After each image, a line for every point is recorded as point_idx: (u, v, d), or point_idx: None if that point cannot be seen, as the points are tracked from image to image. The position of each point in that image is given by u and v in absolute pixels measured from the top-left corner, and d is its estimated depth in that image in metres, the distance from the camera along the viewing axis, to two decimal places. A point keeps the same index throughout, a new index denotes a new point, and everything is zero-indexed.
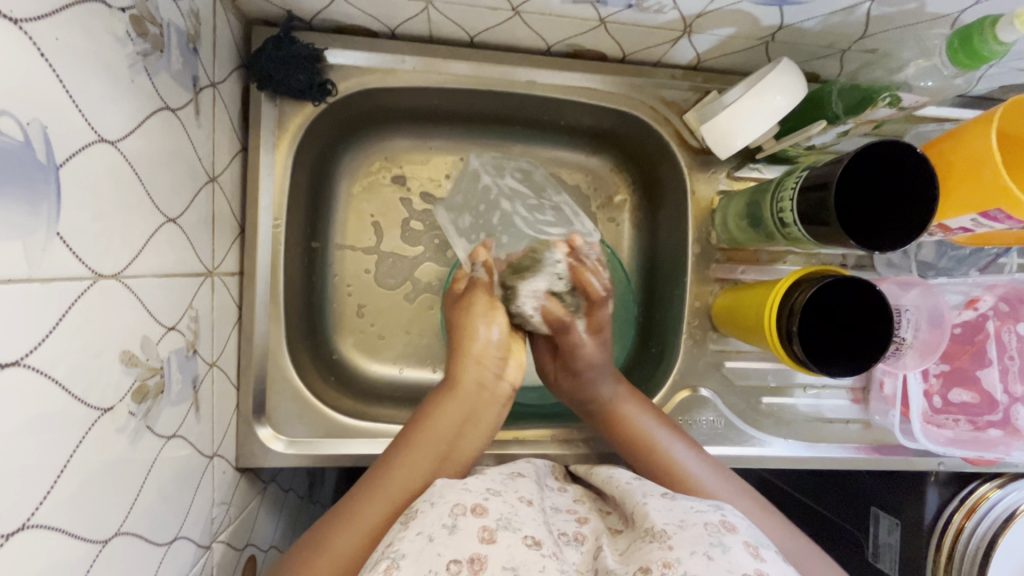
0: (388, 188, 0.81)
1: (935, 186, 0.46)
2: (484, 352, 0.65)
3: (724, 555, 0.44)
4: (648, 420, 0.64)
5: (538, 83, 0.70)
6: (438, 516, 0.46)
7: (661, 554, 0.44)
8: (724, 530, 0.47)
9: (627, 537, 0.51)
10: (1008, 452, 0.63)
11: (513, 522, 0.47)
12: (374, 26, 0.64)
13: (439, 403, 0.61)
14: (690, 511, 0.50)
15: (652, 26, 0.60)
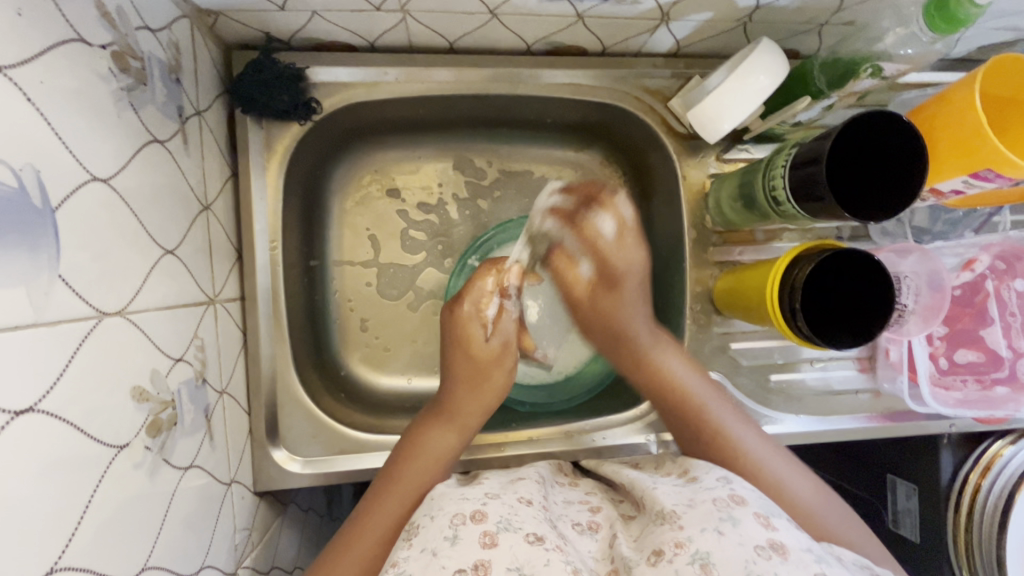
0: (381, 200, 0.82)
1: (918, 141, 0.46)
2: (487, 377, 0.65)
3: (735, 528, 0.44)
4: (686, 372, 0.64)
5: (521, 83, 0.70)
6: (439, 529, 0.47)
7: (673, 535, 0.45)
8: (735, 504, 0.47)
9: (643, 522, 0.52)
10: (1017, 410, 0.64)
11: (513, 523, 0.48)
12: (353, 41, 0.64)
13: (432, 425, 0.61)
14: (700, 489, 0.51)
15: (630, 17, 0.60)
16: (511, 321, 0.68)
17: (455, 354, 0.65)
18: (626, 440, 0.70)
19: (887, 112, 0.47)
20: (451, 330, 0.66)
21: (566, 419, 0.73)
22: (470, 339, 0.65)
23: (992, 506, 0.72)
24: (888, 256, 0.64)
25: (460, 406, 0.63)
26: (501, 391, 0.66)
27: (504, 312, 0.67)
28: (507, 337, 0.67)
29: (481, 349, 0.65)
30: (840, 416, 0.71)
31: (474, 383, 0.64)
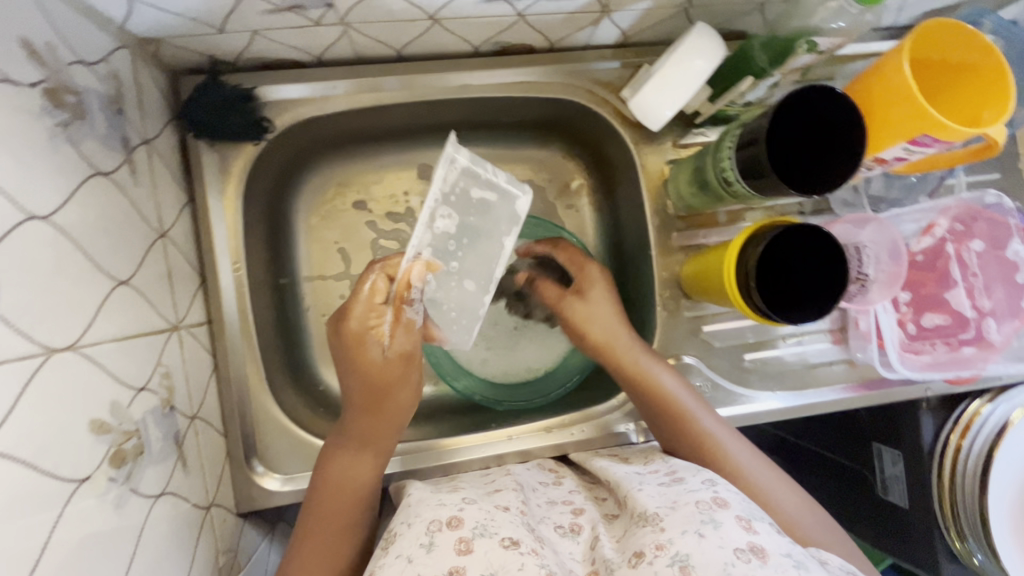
0: (348, 213, 0.82)
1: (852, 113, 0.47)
2: (386, 394, 0.60)
3: (716, 530, 0.45)
4: (672, 384, 0.64)
5: (472, 85, 0.70)
6: (416, 536, 0.48)
7: (655, 537, 0.46)
8: (718, 506, 0.48)
9: (623, 522, 0.52)
10: (984, 367, 0.65)
11: (489, 527, 0.48)
12: (300, 57, 0.64)
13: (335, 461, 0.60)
14: (683, 491, 0.51)
15: (570, 12, 0.60)
16: (406, 328, 0.58)
17: (353, 374, 0.59)
18: (605, 431, 0.71)
19: (819, 88, 0.48)
20: (343, 344, 0.59)
21: (546, 415, 0.74)
22: (362, 360, 0.58)
23: (973, 467, 0.73)
24: (845, 228, 0.65)
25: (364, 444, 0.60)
26: (405, 401, 0.61)
27: (396, 316, 0.58)
28: (405, 347, 0.58)
29: (377, 368, 0.58)
30: (816, 389, 0.72)
31: (376, 405, 0.60)
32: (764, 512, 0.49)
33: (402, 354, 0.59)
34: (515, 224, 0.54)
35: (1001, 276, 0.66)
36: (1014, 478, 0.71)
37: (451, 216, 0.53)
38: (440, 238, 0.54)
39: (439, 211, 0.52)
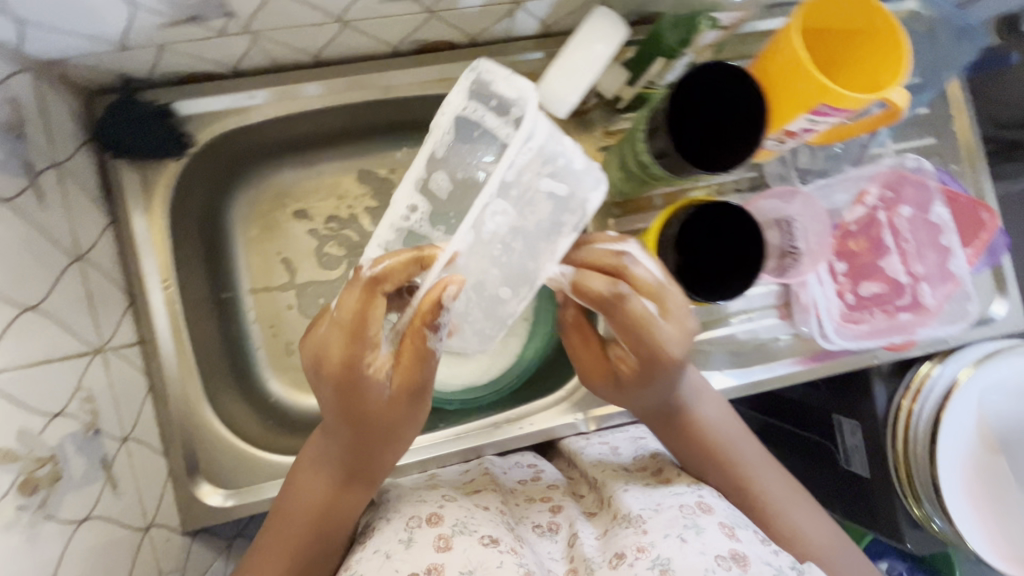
0: (288, 222, 0.81)
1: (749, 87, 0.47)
2: (380, 427, 0.52)
3: (698, 535, 0.49)
4: (718, 425, 0.61)
5: (395, 86, 0.69)
6: (394, 533, 0.53)
7: (637, 539, 0.50)
8: (700, 512, 0.53)
9: (605, 521, 0.57)
10: (916, 333, 0.66)
11: (469, 526, 0.52)
12: (215, 68, 0.64)
13: (312, 478, 0.55)
14: (668, 495, 0.56)
15: (479, 5, 0.60)
16: (414, 350, 0.48)
17: (343, 394, 0.49)
18: (555, 422, 0.71)
19: (717, 65, 0.48)
20: (337, 365, 0.48)
21: (498, 410, 0.73)
22: (360, 382, 0.49)
23: (923, 429, 0.73)
24: (774, 203, 0.65)
25: (354, 469, 0.55)
26: (403, 433, 0.54)
27: (409, 337, 0.48)
28: (417, 368, 0.49)
29: (374, 394, 0.50)
30: (765, 365, 0.70)
31: (365, 436, 0.52)
32: (747, 520, 0.53)
33: (414, 386, 0.50)
34: (578, 223, 0.47)
35: (933, 240, 0.66)
36: (963, 437, 0.72)
37: (511, 207, 0.44)
38: (484, 243, 0.45)
39: (489, 211, 0.43)
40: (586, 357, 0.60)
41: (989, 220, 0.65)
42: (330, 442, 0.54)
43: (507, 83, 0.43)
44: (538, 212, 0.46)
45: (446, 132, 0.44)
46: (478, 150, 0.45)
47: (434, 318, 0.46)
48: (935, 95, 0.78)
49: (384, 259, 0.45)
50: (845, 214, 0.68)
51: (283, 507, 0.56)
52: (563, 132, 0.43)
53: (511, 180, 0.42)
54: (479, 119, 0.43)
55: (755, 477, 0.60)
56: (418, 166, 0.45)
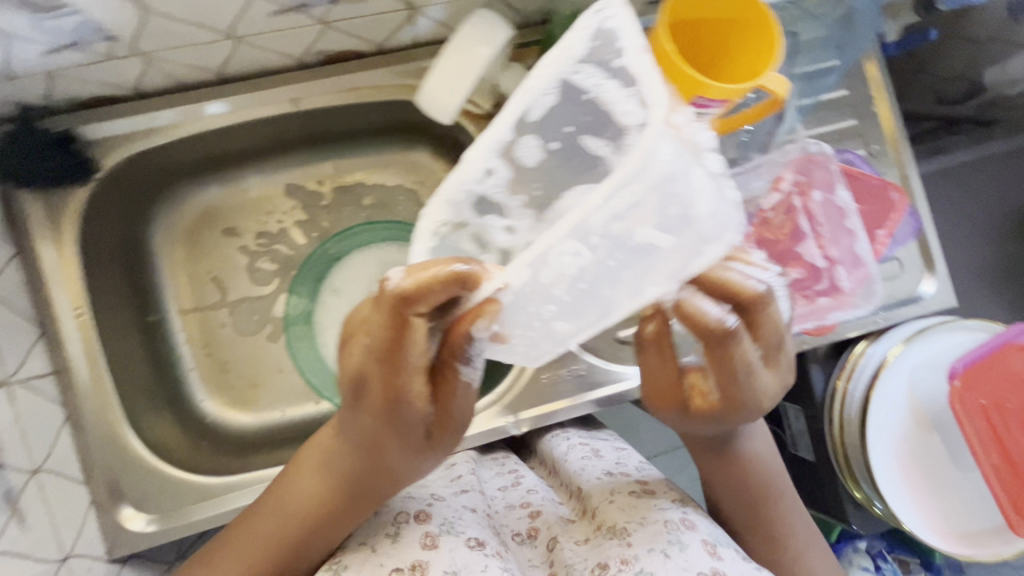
0: (217, 240, 0.81)
1: None
2: (394, 443, 0.49)
3: (681, 552, 0.52)
4: (765, 469, 0.61)
5: (304, 99, 0.69)
6: (383, 525, 0.54)
7: (622, 551, 0.53)
8: (685, 527, 0.55)
9: (586, 529, 0.60)
10: (830, 317, 0.68)
11: (455, 527, 0.54)
12: (115, 91, 0.63)
13: (314, 484, 0.53)
14: (654, 508, 0.57)
15: (374, 13, 0.60)
16: (447, 382, 0.46)
17: (368, 407, 0.47)
18: (486, 429, 0.70)
19: None
20: (370, 376, 0.45)
21: None
22: (386, 404, 0.46)
23: (855, 411, 0.73)
24: None
25: (364, 492, 0.52)
26: (418, 459, 0.51)
27: (443, 364, 0.45)
28: (444, 400, 0.47)
29: (401, 419, 0.47)
30: None
31: (376, 447, 0.50)
32: (730, 538, 0.56)
33: (445, 414, 0.48)
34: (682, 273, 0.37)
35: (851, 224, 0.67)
36: (893, 416, 0.72)
37: (608, 243, 0.34)
38: (540, 287, 0.37)
39: (558, 253, 0.34)
40: (660, 382, 0.53)
41: (898, 199, 0.69)
42: (342, 443, 0.52)
43: (635, 55, 0.33)
44: (639, 257, 0.35)
45: (546, 92, 0.38)
46: (582, 121, 0.38)
47: (455, 351, 0.44)
48: (852, 77, 0.79)
49: (423, 272, 0.39)
50: (764, 202, 0.67)
51: (281, 508, 0.54)
52: (691, 173, 0.32)
53: (608, 224, 0.33)
54: (600, 90, 0.35)
55: (786, 520, 0.61)
56: (503, 127, 0.39)
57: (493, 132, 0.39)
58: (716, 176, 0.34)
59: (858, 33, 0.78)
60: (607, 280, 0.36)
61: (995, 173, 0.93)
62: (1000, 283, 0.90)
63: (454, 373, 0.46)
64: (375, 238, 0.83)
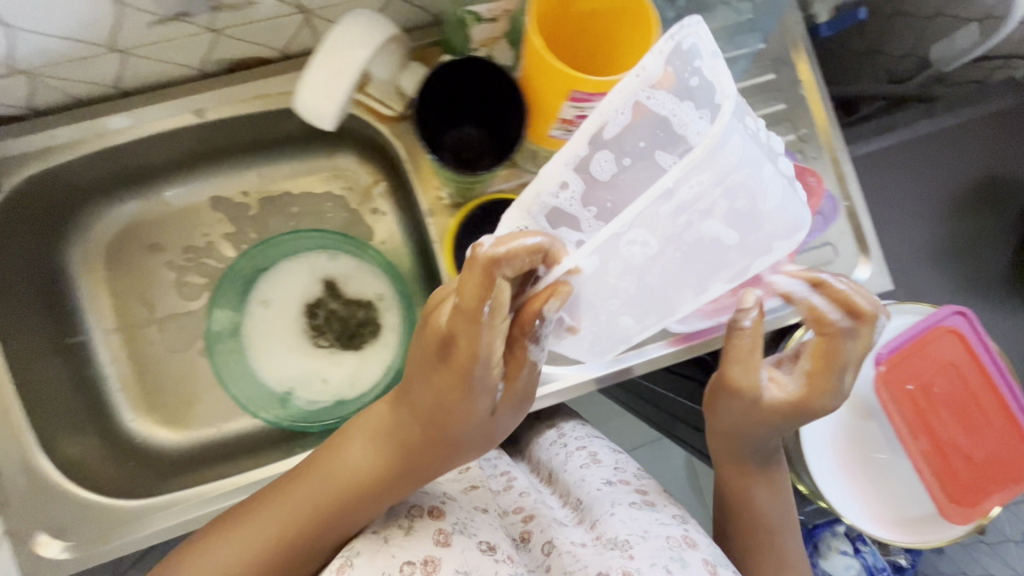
0: (142, 256, 0.79)
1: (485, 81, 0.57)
2: (454, 430, 0.53)
3: (682, 568, 0.57)
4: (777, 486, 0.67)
5: (209, 109, 0.67)
6: (397, 519, 0.58)
7: (623, 563, 0.58)
8: (686, 545, 0.61)
9: (586, 533, 0.65)
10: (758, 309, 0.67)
11: (469, 529, 0.59)
12: (11, 109, 0.62)
13: (364, 449, 0.57)
14: (656, 523, 0.63)
15: (266, 19, 0.58)
16: (518, 359, 0.50)
17: (442, 376, 0.49)
18: None
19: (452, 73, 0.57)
20: (446, 345, 0.48)
21: None
22: (460, 378, 0.49)
23: None
24: None
25: (413, 463, 0.56)
26: (467, 449, 0.55)
27: (518, 334, 0.49)
28: (511, 376, 0.51)
29: (466, 396, 0.50)
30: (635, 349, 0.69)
31: (433, 431, 0.53)
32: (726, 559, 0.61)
33: (509, 389, 0.52)
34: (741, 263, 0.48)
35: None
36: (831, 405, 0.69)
37: (660, 236, 0.44)
38: (607, 278, 0.47)
39: (636, 243, 0.44)
40: (739, 372, 0.57)
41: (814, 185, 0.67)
42: (403, 416, 0.55)
43: (712, 65, 0.40)
44: (699, 248, 0.46)
45: (620, 112, 0.43)
46: (653, 138, 0.44)
47: (538, 331, 0.49)
48: (779, 61, 0.77)
49: (512, 241, 0.43)
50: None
51: (324, 469, 0.58)
52: (761, 172, 0.43)
53: (667, 213, 0.42)
54: (674, 112, 0.43)
55: (782, 538, 0.66)
56: (580, 147, 0.44)
57: (570, 149, 0.44)
58: (764, 194, 0.44)
59: (784, 15, 0.76)
60: (657, 270, 0.47)
61: (949, 144, 0.89)
62: (954, 260, 0.87)
63: (524, 350, 0.50)
64: (300, 246, 0.79)
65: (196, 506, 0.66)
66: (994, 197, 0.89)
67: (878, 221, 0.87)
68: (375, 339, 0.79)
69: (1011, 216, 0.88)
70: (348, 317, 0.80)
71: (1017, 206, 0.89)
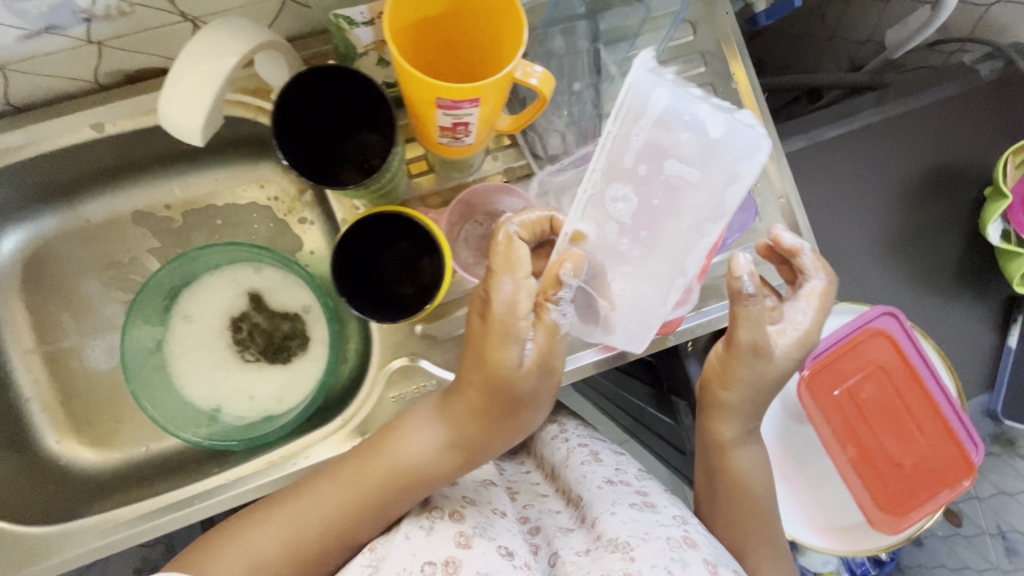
0: (64, 274, 0.78)
1: (358, 81, 0.53)
2: (512, 408, 0.59)
3: (683, 570, 0.53)
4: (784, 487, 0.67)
5: (107, 122, 0.64)
6: (419, 522, 0.59)
7: (623, 565, 0.54)
8: (687, 545, 0.56)
9: (586, 539, 0.61)
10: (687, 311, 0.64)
11: (488, 532, 0.59)
12: None
13: (412, 428, 0.62)
14: (655, 524, 0.59)
15: (148, 29, 0.56)
16: (547, 331, 0.56)
17: (479, 336, 0.57)
18: (335, 453, 0.67)
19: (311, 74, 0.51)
20: (482, 306, 0.57)
21: (281, 445, 0.70)
22: (489, 343, 0.56)
23: None
24: (493, 199, 0.65)
25: (459, 435, 0.61)
26: (519, 428, 0.62)
27: (539, 304, 0.56)
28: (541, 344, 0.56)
29: (503, 367, 0.56)
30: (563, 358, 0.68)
31: (490, 412, 0.59)
32: (731, 560, 0.57)
33: (544, 360, 0.57)
34: (722, 214, 0.50)
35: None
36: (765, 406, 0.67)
37: (644, 187, 0.50)
38: (610, 237, 0.54)
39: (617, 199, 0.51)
40: (757, 331, 0.55)
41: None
42: (460, 405, 0.60)
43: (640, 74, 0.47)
44: (670, 199, 0.50)
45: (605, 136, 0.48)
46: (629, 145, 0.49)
47: (553, 296, 0.54)
48: (710, 55, 0.74)
49: (527, 213, 0.58)
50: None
51: (369, 441, 0.63)
52: (690, 112, 0.47)
53: (630, 167, 0.50)
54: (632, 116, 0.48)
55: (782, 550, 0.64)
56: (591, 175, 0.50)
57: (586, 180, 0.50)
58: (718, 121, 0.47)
59: (714, 6, 0.73)
60: (650, 222, 0.52)
61: (896, 134, 0.86)
62: (901, 253, 0.84)
63: (550, 320, 0.56)
64: (223, 259, 0.77)
65: (104, 532, 0.64)
66: (943, 188, 0.86)
67: (821, 216, 0.84)
68: (303, 351, 0.77)
69: (962, 207, 0.85)
70: (273, 332, 0.78)
71: (970, 195, 0.85)
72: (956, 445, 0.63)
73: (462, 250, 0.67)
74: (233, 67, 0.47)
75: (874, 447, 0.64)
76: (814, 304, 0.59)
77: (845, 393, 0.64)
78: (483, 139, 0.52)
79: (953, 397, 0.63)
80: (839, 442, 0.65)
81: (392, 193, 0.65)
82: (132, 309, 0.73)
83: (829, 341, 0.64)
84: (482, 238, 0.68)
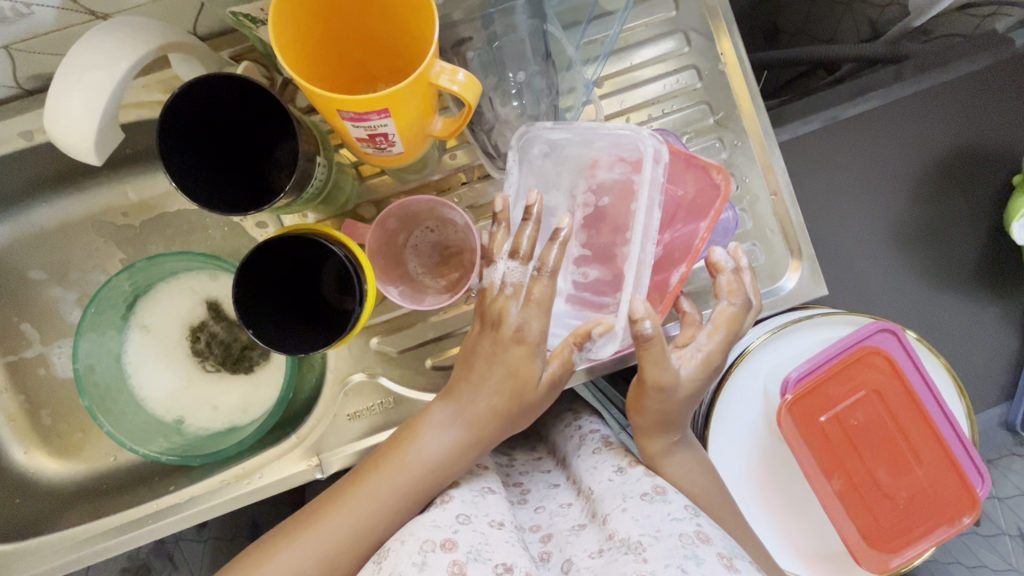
0: (23, 284, 0.76)
1: (251, 85, 0.46)
2: (534, 404, 0.54)
3: (698, 566, 0.46)
4: (804, 522, 0.63)
5: (36, 131, 0.61)
6: (407, 555, 0.48)
7: (636, 568, 0.47)
8: (700, 541, 0.48)
9: (598, 538, 0.52)
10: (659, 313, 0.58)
11: (483, 552, 0.47)
12: None
13: (428, 423, 0.54)
14: (666, 517, 0.51)
15: (57, 32, 0.51)
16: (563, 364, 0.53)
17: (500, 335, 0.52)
18: (288, 472, 0.65)
19: (184, 87, 0.44)
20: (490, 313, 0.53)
21: (238, 459, 0.68)
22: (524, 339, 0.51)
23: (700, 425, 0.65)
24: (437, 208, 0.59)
25: (484, 427, 0.54)
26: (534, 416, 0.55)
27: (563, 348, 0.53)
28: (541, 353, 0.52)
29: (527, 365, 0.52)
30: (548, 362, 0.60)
31: (511, 397, 0.53)
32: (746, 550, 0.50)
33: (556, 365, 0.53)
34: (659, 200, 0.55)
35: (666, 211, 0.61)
36: (746, 417, 0.63)
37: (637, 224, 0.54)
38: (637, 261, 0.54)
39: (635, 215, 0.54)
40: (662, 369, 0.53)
41: (722, 184, 0.57)
42: (484, 391, 0.53)
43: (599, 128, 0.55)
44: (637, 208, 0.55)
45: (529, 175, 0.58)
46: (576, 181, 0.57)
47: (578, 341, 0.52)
48: (694, 32, 0.65)
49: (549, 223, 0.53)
50: (572, 195, 0.59)
51: (387, 442, 0.56)
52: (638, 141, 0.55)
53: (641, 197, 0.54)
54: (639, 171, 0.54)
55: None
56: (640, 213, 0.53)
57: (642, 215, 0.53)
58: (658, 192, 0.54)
59: None
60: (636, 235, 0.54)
61: (910, 115, 0.77)
62: (914, 250, 0.76)
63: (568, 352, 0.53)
64: (176, 267, 0.74)
65: (66, 549, 0.65)
66: (966, 176, 0.76)
67: (822, 208, 0.76)
68: (265, 361, 0.74)
69: (986, 197, 0.76)
70: (231, 344, 0.74)
71: (997, 182, 0.76)
72: (958, 478, 0.60)
73: (410, 261, 0.64)
74: (118, 89, 0.43)
75: (864, 480, 0.61)
76: (720, 329, 0.56)
77: (832, 417, 0.61)
78: (415, 145, 0.47)
79: (963, 433, 0.61)
80: (824, 473, 0.61)
81: (337, 195, 0.60)
82: (81, 318, 0.70)
83: (818, 362, 0.61)
84: (433, 245, 0.64)
